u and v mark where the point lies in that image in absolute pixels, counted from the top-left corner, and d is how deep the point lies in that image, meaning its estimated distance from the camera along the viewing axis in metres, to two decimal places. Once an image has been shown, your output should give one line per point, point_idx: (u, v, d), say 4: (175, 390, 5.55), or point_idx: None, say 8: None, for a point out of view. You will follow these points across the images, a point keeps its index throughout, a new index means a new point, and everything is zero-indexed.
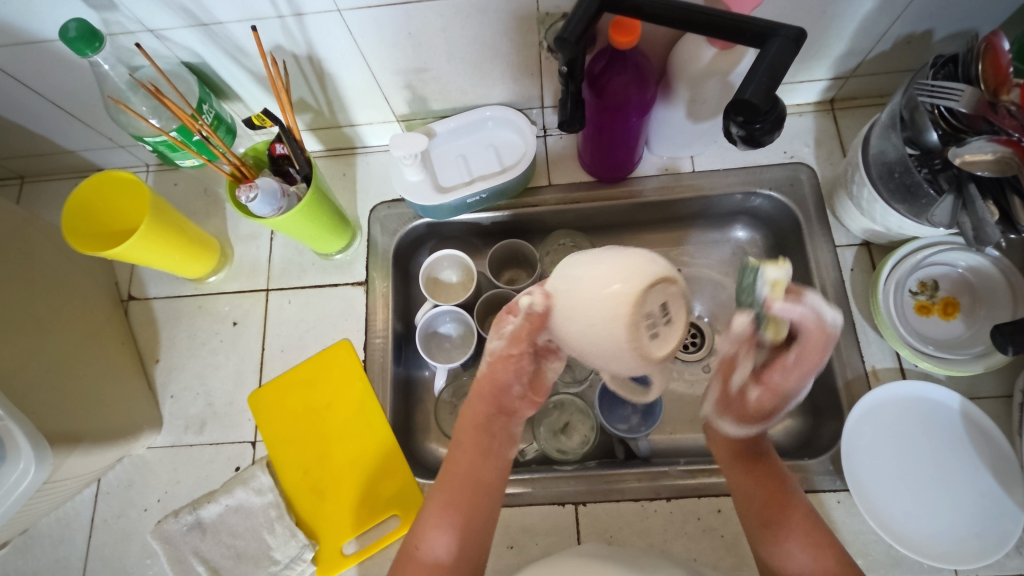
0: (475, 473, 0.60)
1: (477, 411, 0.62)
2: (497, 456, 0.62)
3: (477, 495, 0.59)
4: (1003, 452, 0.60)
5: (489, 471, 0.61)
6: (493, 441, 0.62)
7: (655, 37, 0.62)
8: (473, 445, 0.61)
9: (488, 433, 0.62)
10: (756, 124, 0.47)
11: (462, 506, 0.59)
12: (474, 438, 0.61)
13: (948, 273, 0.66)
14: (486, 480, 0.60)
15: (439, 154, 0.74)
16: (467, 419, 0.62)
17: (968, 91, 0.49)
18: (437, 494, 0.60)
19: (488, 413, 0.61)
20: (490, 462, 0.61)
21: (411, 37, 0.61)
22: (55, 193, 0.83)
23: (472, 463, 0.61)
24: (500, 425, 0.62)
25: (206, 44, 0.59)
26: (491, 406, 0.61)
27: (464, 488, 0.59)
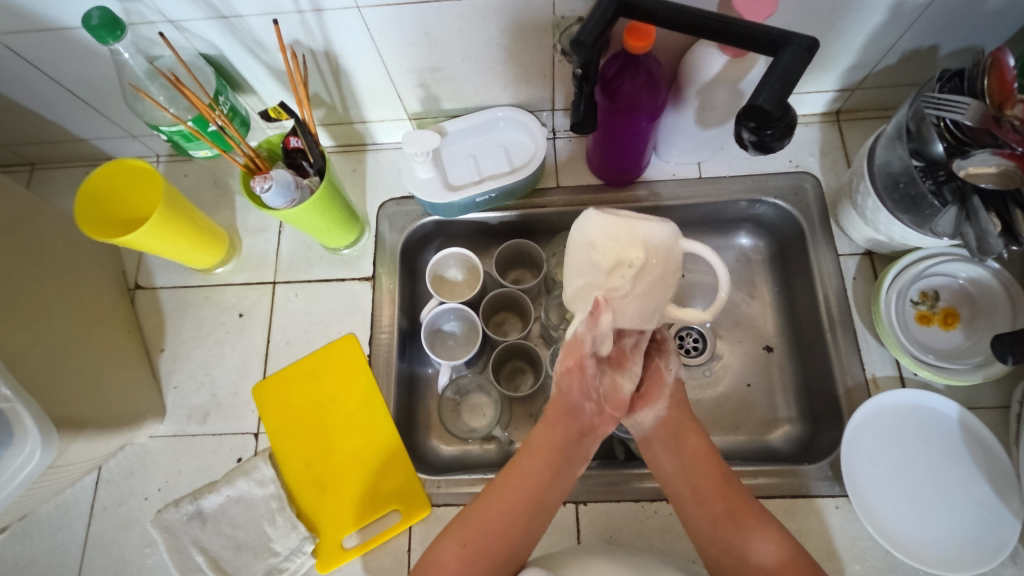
0: (539, 493, 0.55)
1: (557, 431, 0.56)
2: (566, 477, 0.57)
3: (532, 516, 0.55)
4: (1000, 462, 0.61)
5: (553, 488, 0.56)
6: (567, 463, 0.57)
7: (667, 43, 0.63)
8: (544, 464, 0.56)
9: (565, 453, 0.56)
10: (767, 131, 0.47)
11: (513, 525, 0.54)
12: (549, 454, 0.56)
13: (949, 284, 0.67)
14: (547, 500, 0.56)
15: (450, 153, 0.75)
16: (543, 436, 0.57)
17: (973, 105, 0.51)
18: (483, 510, 0.55)
19: (568, 437, 0.56)
20: (559, 484, 0.57)
21: (427, 36, 0.62)
22: (66, 180, 0.83)
23: (538, 484, 0.56)
24: (581, 447, 0.57)
25: (225, 36, 0.60)
26: (574, 427, 0.56)
27: (524, 505, 0.55)
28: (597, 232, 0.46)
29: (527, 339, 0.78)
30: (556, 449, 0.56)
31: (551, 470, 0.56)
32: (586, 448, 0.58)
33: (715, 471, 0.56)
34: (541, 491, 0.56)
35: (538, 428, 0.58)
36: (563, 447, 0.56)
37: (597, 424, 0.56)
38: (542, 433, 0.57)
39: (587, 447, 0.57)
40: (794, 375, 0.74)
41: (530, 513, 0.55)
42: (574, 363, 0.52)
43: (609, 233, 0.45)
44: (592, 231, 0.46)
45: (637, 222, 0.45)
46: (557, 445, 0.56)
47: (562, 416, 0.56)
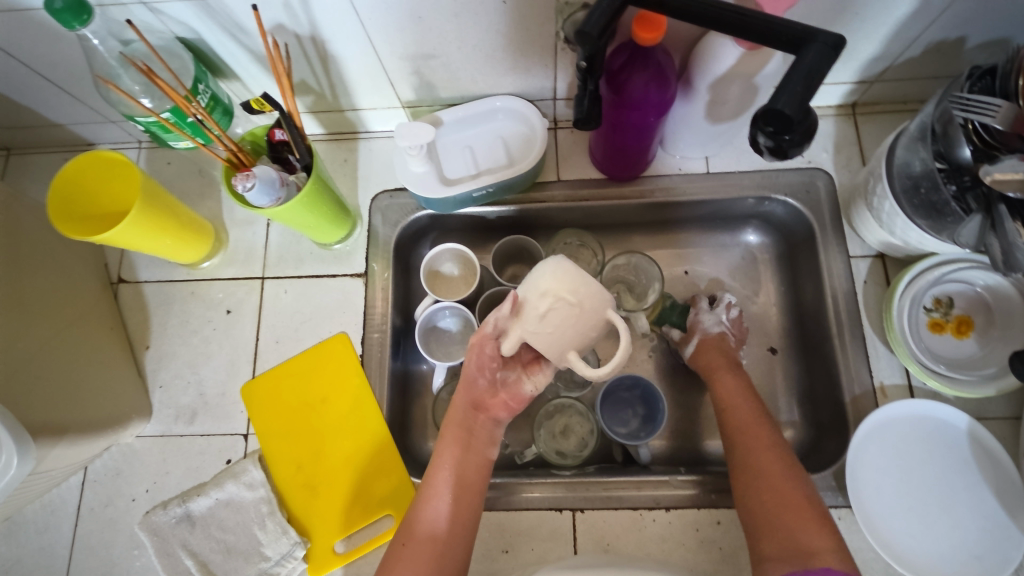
0: (455, 472, 0.57)
1: (457, 403, 0.60)
2: (478, 455, 0.59)
3: (460, 494, 0.57)
4: (1009, 475, 0.60)
5: (473, 468, 0.58)
6: (473, 438, 0.59)
7: (677, 33, 0.59)
8: (455, 445, 0.59)
9: (467, 429, 0.59)
10: (785, 136, 0.42)
11: (443, 508, 0.56)
12: (454, 435, 0.59)
13: (965, 291, 0.64)
14: (468, 477, 0.57)
15: (445, 144, 0.72)
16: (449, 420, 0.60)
17: (1004, 107, 0.47)
18: (419, 503, 0.57)
19: (463, 410, 0.60)
20: (471, 461, 0.58)
21: (420, 21, 0.58)
22: (43, 168, 0.79)
23: (452, 462, 0.58)
24: (482, 421, 0.60)
25: (203, 19, 0.56)
26: (470, 398, 0.59)
27: (449, 489, 0.57)
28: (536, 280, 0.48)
29: None
30: (459, 429, 0.59)
31: (461, 446, 0.59)
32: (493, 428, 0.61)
33: (736, 402, 0.63)
34: (456, 467, 0.58)
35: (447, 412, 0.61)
36: (464, 421, 0.59)
37: (493, 402, 0.59)
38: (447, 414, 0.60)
39: (488, 423, 0.60)
40: (799, 379, 0.72)
41: (455, 493, 0.57)
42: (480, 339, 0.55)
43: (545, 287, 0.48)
44: (533, 286, 0.48)
45: (587, 277, 0.47)
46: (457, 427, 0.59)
47: (461, 389, 0.60)
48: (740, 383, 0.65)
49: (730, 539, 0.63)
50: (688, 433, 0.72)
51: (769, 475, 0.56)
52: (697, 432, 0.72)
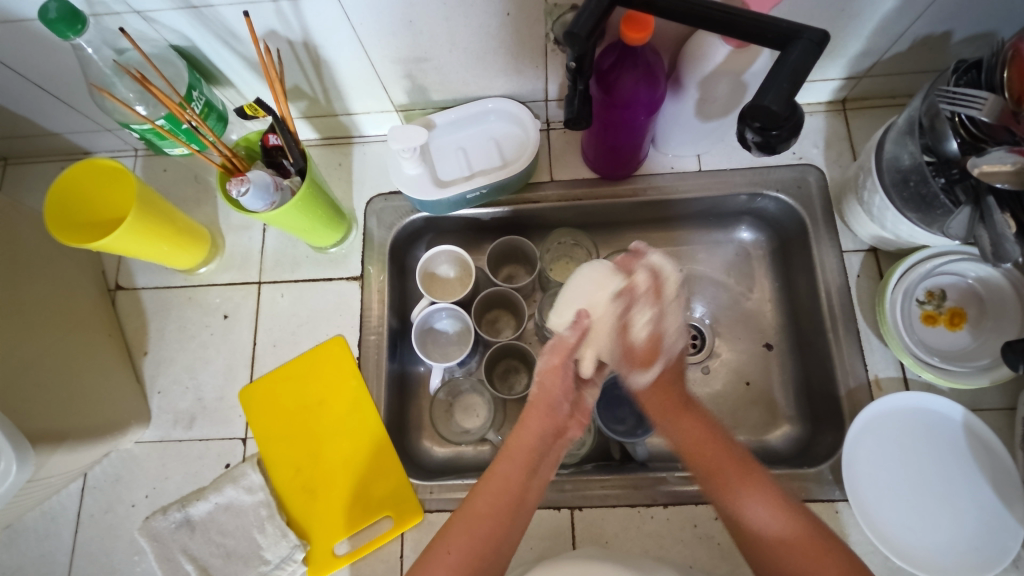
0: (518, 493, 0.56)
1: (535, 429, 0.59)
2: (540, 478, 0.58)
3: (514, 516, 0.55)
4: (1004, 466, 0.60)
5: (533, 493, 0.57)
6: (542, 463, 0.58)
7: (666, 32, 0.59)
8: (520, 464, 0.57)
9: (540, 453, 0.58)
10: (773, 131, 0.44)
11: (497, 527, 0.54)
12: (526, 455, 0.57)
13: (957, 283, 0.65)
14: (527, 500, 0.56)
15: (439, 146, 0.72)
16: (519, 438, 0.59)
17: (991, 100, 0.48)
18: (471, 513, 0.55)
19: (544, 433, 0.59)
20: (535, 483, 0.57)
21: (411, 25, 0.59)
22: (41, 177, 0.80)
23: (515, 485, 0.56)
24: (553, 446, 0.60)
25: (196, 27, 0.57)
26: (551, 422, 0.59)
27: (505, 507, 0.55)
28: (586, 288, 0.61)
29: (521, 338, 0.76)
30: (531, 448, 0.58)
31: (529, 471, 0.57)
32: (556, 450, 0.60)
33: (701, 439, 0.57)
34: (518, 491, 0.56)
35: (517, 429, 0.60)
36: (538, 445, 0.58)
37: (569, 425, 0.61)
38: (521, 435, 0.59)
39: (558, 448, 0.60)
40: (795, 373, 0.72)
41: (513, 514, 0.55)
42: (560, 361, 0.60)
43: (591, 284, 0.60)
44: (585, 292, 0.61)
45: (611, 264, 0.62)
46: (528, 448, 0.58)
47: (542, 413, 0.59)
48: (708, 427, 0.57)
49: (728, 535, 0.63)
50: None
51: (788, 551, 0.50)
52: None
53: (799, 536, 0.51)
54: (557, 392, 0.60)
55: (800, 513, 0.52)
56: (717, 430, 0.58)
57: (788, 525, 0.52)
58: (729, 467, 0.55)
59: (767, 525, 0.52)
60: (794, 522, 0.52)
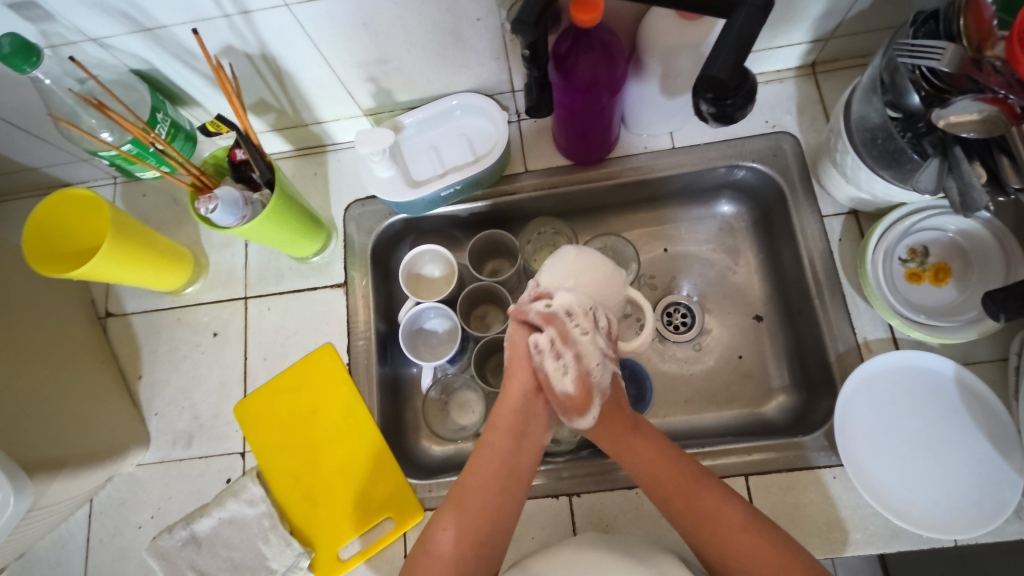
0: (510, 460, 0.58)
1: (517, 392, 0.58)
2: (532, 441, 0.59)
3: (511, 485, 0.57)
4: (1000, 417, 0.59)
5: (525, 459, 0.59)
6: (529, 427, 0.59)
7: (620, 11, 0.59)
8: (508, 433, 0.58)
9: (526, 416, 0.59)
10: (727, 101, 0.44)
11: (490, 500, 0.56)
12: (511, 421, 0.58)
13: (939, 238, 0.64)
14: (522, 466, 0.58)
15: (410, 147, 0.73)
16: (503, 403, 0.59)
17: (950, 49, 0.47)
18: (463, 492, 0.57)
19: (527, 393, 0.58)
20: (528, 446, 0.59)
21: (366, 27, 0.59)
22: (23, 212, 0.81)
23: (506, 453, 0.58)
24: (540, 404, 0.59)
25: (153, 49, 0.57)
26: (530, 381, 0.58)
27: (498, 478, 0.57)
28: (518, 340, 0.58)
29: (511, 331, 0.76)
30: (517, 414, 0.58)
31: (516, 437, 0.58)
32: (547, 409, 0.60)
33: (659, 455, 0.57)
34: (509, 460, 0.58)
35: (501, 395, 0.59)
36: (522, 407, 0.58)
37: None
38: (503, 399, 0.59)
39: (546, 404, 0.60)
40: (786, 343, 0.72)
41: (506, 485, 0.57)
42: (524, 357, 0.58)
43: (568, 270, 0.57)
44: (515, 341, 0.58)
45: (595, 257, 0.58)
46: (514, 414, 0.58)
47: (522, 370, 0.58)
48: (658, 444, 0.58)
49: None
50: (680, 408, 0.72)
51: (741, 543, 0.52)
52: (690, 406, 0.72)
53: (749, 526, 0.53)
54: (524, 376, 0.58)
55: (741, 505, 0.54)
56: (669, 446, 0.58)
57: (739, 520, 0.53)
58: (682, 479, 0.56)
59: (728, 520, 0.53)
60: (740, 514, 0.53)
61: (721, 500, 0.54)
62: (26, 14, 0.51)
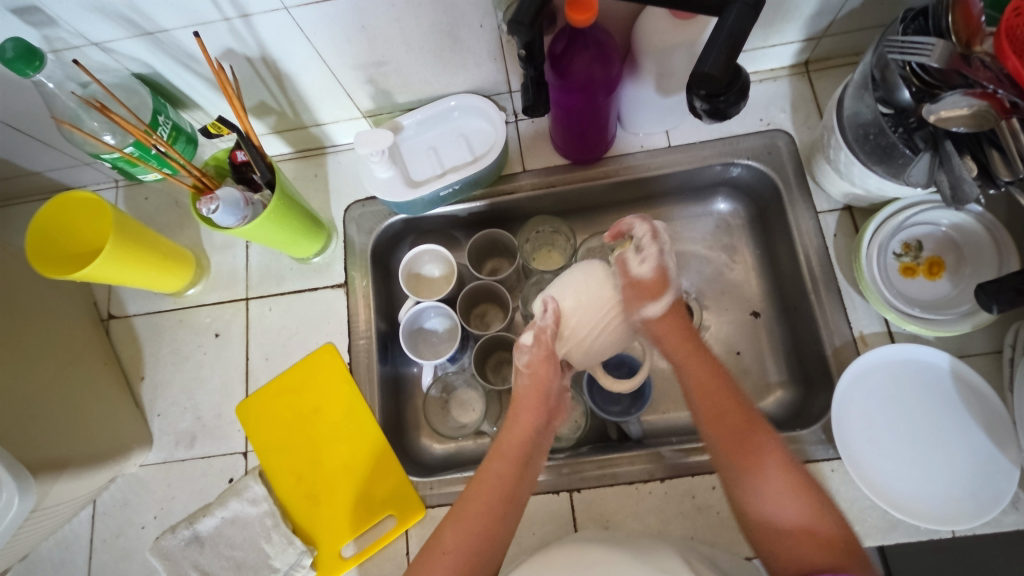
0: (513, 489, 0.54)
1: (528, 419, 0.57)
2: (535, 471, 0.57)
3: (509, 512, 0.53)
4: (995, 409, 0.60)
5: (525, 490, 0.55)
6: (534, 457, 0.56)
7: (615, 11, 0.60)
8: (514, 461, 0.55)
9: (533, 445, 0.57)
10: (720, 98, 0.46)
11: (490, 526, 0.52)
12: (518, 447, 0.56)
13: (932, 232, 0.65)
14: (520, 496, 0.54)
15: (409, 148, 0.73)
16: (511, 432, 0.57)
17: (939, 45, 0.48)
18: (464, 511, 0.53)
19: (537, 422, 0.57)
20: (529, 477, 0.56)
21: (365, 30, 0.59)
22: (26, 216, 0.82)
23: (511, 480, 0.54)
24: (546, 433, 0.58)
25: (154, 53, 0.58)
26: (543, 409, 0.57)
27: (498, 506, 0.53)
28: (580, 286, 0.55)
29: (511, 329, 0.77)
30: (525, 440, 0.56)
31: (522, 466, 0.55)
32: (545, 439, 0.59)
33: (708, 373, 0.55)
34: (513, 487, 0.54)
35: (510, 420, 0.58)
36: (529, 438, 0.56)
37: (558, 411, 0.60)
38: (513, 425, 0.57)
39: (548, 435, 0.59)
40: (783, 338, 0.73)
41: (505, 513, 0.53)
42: (546, 354, 0.56)
43: (582, 284, 0.55)
44: (573, 284, 0.55)
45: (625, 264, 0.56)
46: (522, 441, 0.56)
47: (535, 400, 0.57)
48: (708, 363, 0.56)
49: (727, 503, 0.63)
50: (679, 404, 0.73)
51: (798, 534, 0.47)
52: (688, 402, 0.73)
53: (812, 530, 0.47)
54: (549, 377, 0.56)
55: (815, 494, 0.48)
56: (726, 380, 0.55)
57: (812, 515, 0.47)
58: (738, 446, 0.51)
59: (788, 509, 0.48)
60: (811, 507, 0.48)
61: (789, 482, 0.49)
62: (29, 19, 0.52)
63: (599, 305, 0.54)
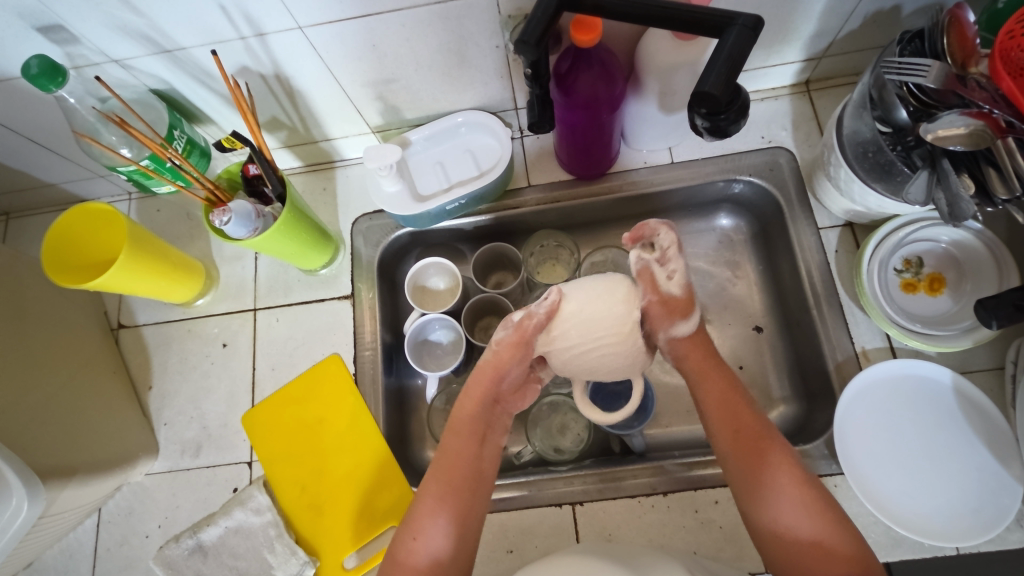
0: (473, 464, 0.55)
1: (475, 397, 0.57)
2: (491, 445, 0.58)
3: (473, 489, 0.54)
4: (998, 425, 0.60)
5: (485, 463, 0.56)
6: (488, 430, 0.57)
7: (618, 32, 0.62)
8: (471, 437, 0.56)
9: (485, 421, 0.57)
10: (720, 116, 0.47)
11: (460, 502, 0.53)
12: (471, 426, 0.56)
13: (932, 249, 0.66)
14: (482, 472, 0.56)
15: (417, 162, 0.75)
16: (464, 407, 0.57)
17: (935, 66, 0.49)
18: (431, 487, 0.54)
19: (485, 400, 0.57)
20: (486, 452, 0.57)
21: (375, 48, 0.61)
22: (40, 227, 0.83)
23: (468, 457, 0.55)
24: (495, 411, 0.58)
25: (172, 70, 0.60)
26: (490, 390, 0.57)
27: (464, 482, 0.54)
28: (595, 297, 0.49)
29: None
30: (476, 417, 0.57)
31: (482, 444, 0.56)
32: (500, 416, 0.59)
33: (730, 397, 0.54)
34: (473, 460, 0.55)
35: (460, 401, 0.58)
36: (479, 414, 0.57)
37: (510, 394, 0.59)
38: (463, 403, 0.57)
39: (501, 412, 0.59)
40: (786, 353, 0.73)
41: (470, 489, 0.54)
42: (520, 340, 0.53)
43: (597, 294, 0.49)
44: (588, 291, 0.49)
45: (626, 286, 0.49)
46: (474, 417, 0.56)
47: (483, 377, 0.56)
48: (735, 387, 0.54)
49: (729, 518, 0.63)
50: (682, 418, 0.73)
51: (811, 550, 0.47)
52: (691, 416, 0.73)
53: (820, 544, 0.46)
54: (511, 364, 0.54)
55: (829, 506, 0.48)
56: (743, 393, 0.54)
57: (822, 523, 0.47)
58: (750, 462, 0.50)
59: (796, 522, 0.48)
60: (822, 516, 0.48)
61: (794, 489, 0.49)
62: (53, 37, 0.54)
63: (603, 325, 0.48)
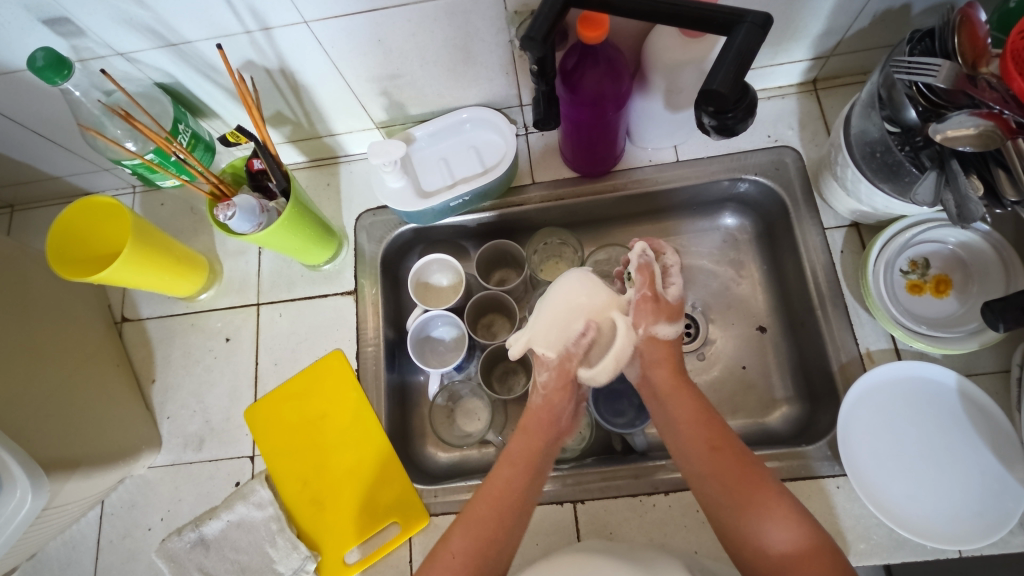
0: (520, 493, 0.57)
1: (533, 433, 0.60)
2: (541, 477, 0.59)
3: (518, 517, 0.56)
4: (1003, 428, 0.60)
5: (532, 493, 0.57)
6: (542, 464, 0.59)
7: (625, 29, 0.62)
8: (524, 468, 0.58)
9: (539, 455, 0.60)
10: (728, 114, 0.47)
11: (502, 526, 0.55)
12: (524, 456, 0.59)
13: (939, 250, 0.65)
14: (528, 501, 0.57)
15: (421, 158, 0.75)
16: (520, 440, 0.60)
17: (946, 66, 0.48)
18: (475, 508, 0.56)
19: (542, 436, 0.61)
20: (535, 483, 0.58)
21: (380, 44, 0.61)
22: (45, 220, 0.83)
23: (517, 486, 0.57)
24: (553, 446, 0.61)
25: (177, 63, 0.60)
26: (546, 428, 0.61)
27: (508, 509, 0.56)
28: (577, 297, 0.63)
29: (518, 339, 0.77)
30: (531, 450, 0.59)
31: (530, 474, 0.58)
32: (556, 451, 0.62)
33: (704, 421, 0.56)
34: (521, 490, 0.57)
35: (517, 433, 0.61)
36: (535, 447, 0.60)
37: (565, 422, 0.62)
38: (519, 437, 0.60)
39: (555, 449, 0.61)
40: (790, 354, 0.73)
41: (516, 514, 0.56)
42: (564, 381, 0.63)
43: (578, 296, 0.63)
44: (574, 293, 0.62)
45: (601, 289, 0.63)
46: (527, 450, 0.59)
47: (539, 417, 0.62)
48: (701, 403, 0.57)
49: None
50: None
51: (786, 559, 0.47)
52: None
53: (814, 546, 0.47)
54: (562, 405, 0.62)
55: (797, 513, 0.49)
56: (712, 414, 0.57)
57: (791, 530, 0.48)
58: (733, 473, 0.52)
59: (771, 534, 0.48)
60: (793, 525, 0.48)
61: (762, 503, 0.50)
62: (59, 29, 0.54)
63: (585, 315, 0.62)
